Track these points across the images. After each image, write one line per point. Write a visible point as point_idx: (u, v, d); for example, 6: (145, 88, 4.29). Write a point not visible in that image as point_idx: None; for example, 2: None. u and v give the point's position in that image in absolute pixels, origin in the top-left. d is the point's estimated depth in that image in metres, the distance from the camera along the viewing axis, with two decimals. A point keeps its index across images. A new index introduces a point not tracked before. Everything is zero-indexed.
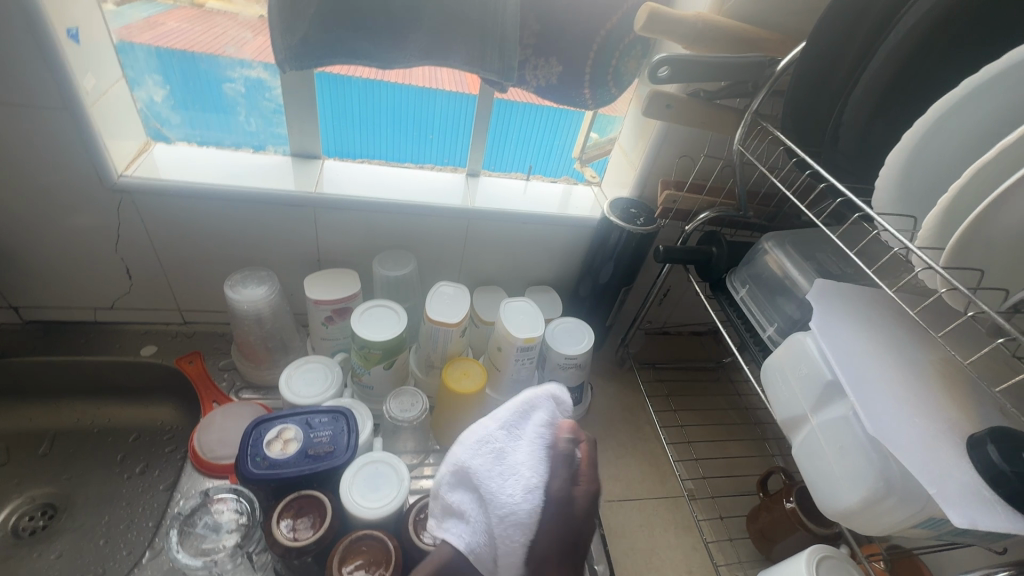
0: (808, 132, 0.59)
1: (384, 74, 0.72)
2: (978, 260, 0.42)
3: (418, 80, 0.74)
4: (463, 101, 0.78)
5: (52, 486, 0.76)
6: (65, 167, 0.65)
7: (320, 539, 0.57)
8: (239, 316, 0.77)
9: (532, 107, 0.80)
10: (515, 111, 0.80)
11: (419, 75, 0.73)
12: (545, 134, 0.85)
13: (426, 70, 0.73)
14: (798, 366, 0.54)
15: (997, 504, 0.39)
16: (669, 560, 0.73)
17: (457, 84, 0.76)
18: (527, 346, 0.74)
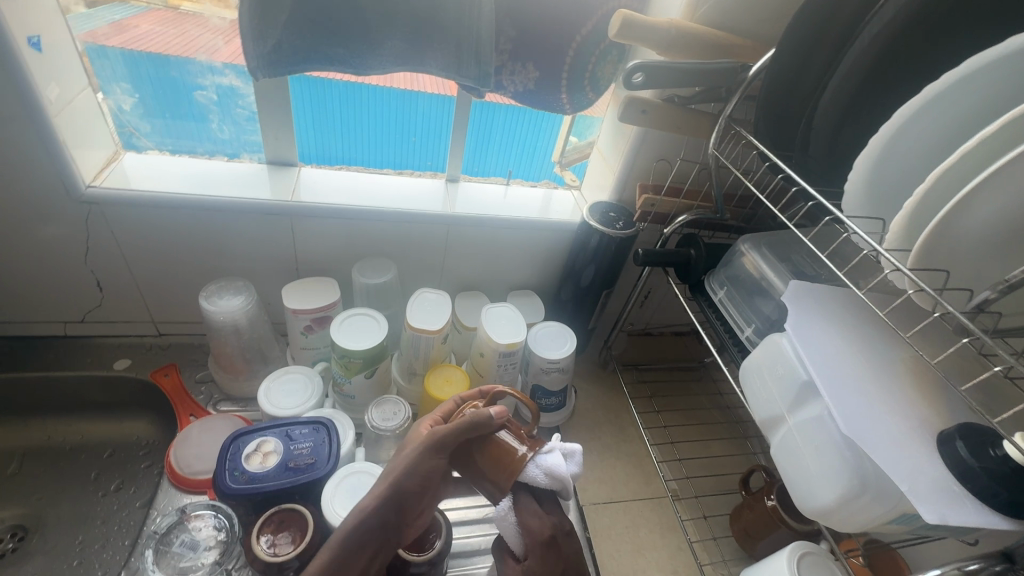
0: (781, 137, 0.60)
1: (365, 78, 0.72)
2: (944, 261, 0.43)
3: (400, 83, 0.74)
4: (443, 106, 0.78)
5: (22, 507, 0.75)
6: (30, 178, 0.63)
7: (302, 553, 0.57)
8: (215, 327, 0.75)
9: (513, 110, 0.80)
10: (497, 115, 0.80)
11: (401, 79, 0.74)
12: (526, 138, 0.85)
13: (408, 73, 0.73)
14: (774, 366, 0.55)
15: (967, 499, 0.40)
16: (654, 561, 0.73)
17: (439, 87, 0.75)
18: (509, 351, 0.74)
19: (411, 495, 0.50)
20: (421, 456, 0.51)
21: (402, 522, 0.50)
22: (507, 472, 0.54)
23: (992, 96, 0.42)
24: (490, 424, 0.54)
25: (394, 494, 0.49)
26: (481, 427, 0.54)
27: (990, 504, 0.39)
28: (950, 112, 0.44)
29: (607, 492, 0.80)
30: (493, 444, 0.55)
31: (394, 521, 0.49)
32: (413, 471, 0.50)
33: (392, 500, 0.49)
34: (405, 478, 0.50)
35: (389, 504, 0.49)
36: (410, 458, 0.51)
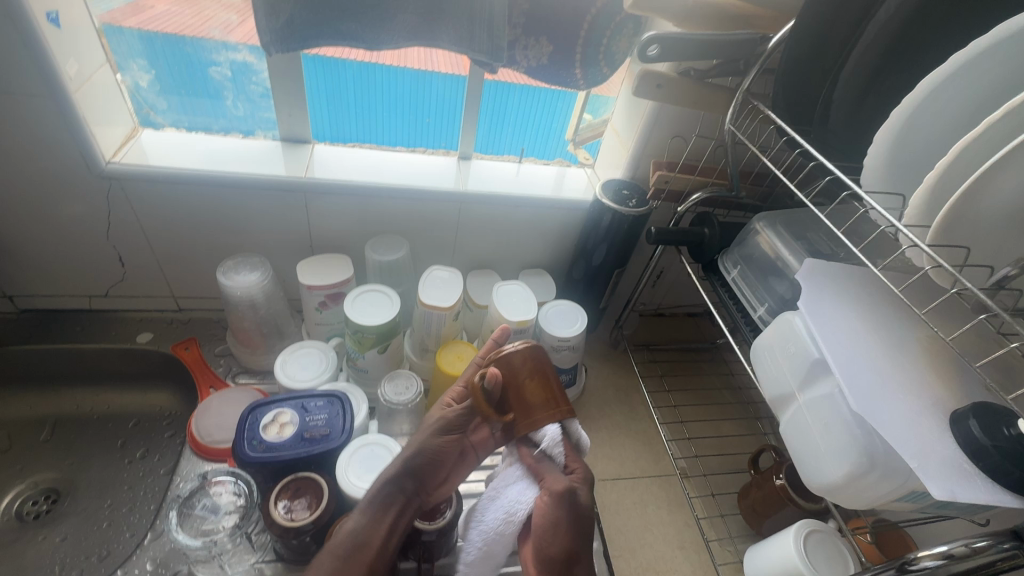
0: (800, 112, 0.59)
1: (380, 56, 0.72)
2: (965, 238, 0.42)
3: (414, 62, 0.73)
4: (458, 84, 0.77)
5: (55, 471, 0.80)
6: (52, 156, 0.65)
7: (317, 518, 0.59)
8: (233, 302, 0.76)
9: (529, 89, 0.80)
10: (512, 95, 0.80)
11: (415, 57, 0.73)
12: (541, 117, 0.85)
13: (423, 51, 0.72)
14: (786, 345, 0.54)
15: (978, 477, 0.40)
16: (660, 536, 0.75)
17: (453, 66, 0.75)
18: (520, 329, 0.75)
19: (433, 465, 0.58)
20: (432, 435, 0.58)
21: (431, 484, 0.58)
22: (546, 412, 0.55)
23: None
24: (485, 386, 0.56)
25: (410, 465, 0.57)
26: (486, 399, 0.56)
27: (1001, 483, 0.39)
28: (978, 82, 0.42)
29: (616, 468, 0.81)
30: (516, 397, 0.56)
31: (415, 484, 0.57)
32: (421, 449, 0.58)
33: (411, 469, 0.57)
34: (417, 457, 0.57)
35: (411, 474, 0.57)
36: (421, 439, 0.58)
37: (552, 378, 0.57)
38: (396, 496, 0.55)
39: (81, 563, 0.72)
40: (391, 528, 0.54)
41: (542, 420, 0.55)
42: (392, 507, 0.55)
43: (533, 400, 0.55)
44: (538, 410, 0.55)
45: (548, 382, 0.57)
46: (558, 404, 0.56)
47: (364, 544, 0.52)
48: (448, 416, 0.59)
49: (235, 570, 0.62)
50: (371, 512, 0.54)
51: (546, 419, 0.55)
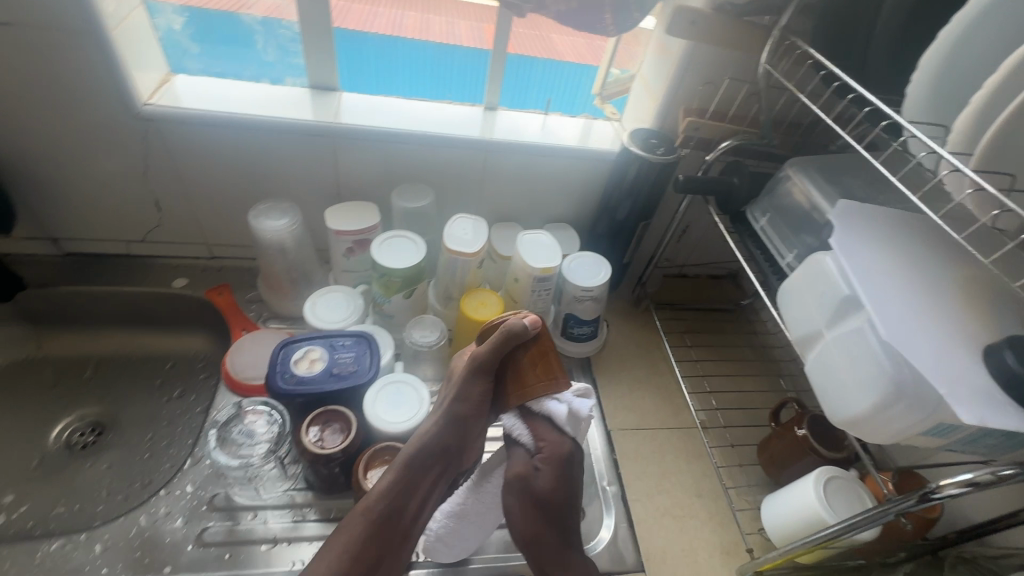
0: (840, 47, 0.57)
1: (403, 27, 0.78)
2: (1012, 165, 0.40)
3: (436, 33, 0.79)
4: (477, 55, 0.82)
5: (100, 407, 0.84)
6: (93, 98, 0.67)
7: (346, 448, 0.61)
8: (264, 246, 0.78)
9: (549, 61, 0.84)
10: (534, 68, 0.84)
11: (438, 29, 0.79)
12: (562, 76, 0.86)
13: (444, 22, 0.79)
14: (816, 284, 0.53)
15: (1008, 406, 0.39)
16: (678, 484, 0.76)
17: (474, 39, 0.80)
18: (544, 277, 0.76)
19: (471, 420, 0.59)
20: (468, 381, 0.60)
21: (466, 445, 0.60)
22: (543, 384, 0.60)
23: None
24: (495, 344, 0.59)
25: (454, 420, 0.58)
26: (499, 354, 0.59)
27: None
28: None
29: (635, 419, 0.82)
30: (524, 366, 0.60)
31: (447, 456, 0.58)
32: (463, 395, 0.59)
33: (450, 428, 0.58)
34: (456, 404, 0.59)
35: (450, 432, 0.58)
36: (459, 384, 0.59)
37: (552, 355, 0.61)
38: (433, 461, 0.56)
39: (126, 489, 0.76)
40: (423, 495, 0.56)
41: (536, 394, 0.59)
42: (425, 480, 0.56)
43: (533, 376, 0.60)
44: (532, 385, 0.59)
45: (542, 354, 0.61)
46: (550, 376, 0.60)
47: (398, 512, 0.53)
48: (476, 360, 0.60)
49: (271, 495, 0.66)
50: (408, 477, 0.55)
51: (544, 390, 0.59)
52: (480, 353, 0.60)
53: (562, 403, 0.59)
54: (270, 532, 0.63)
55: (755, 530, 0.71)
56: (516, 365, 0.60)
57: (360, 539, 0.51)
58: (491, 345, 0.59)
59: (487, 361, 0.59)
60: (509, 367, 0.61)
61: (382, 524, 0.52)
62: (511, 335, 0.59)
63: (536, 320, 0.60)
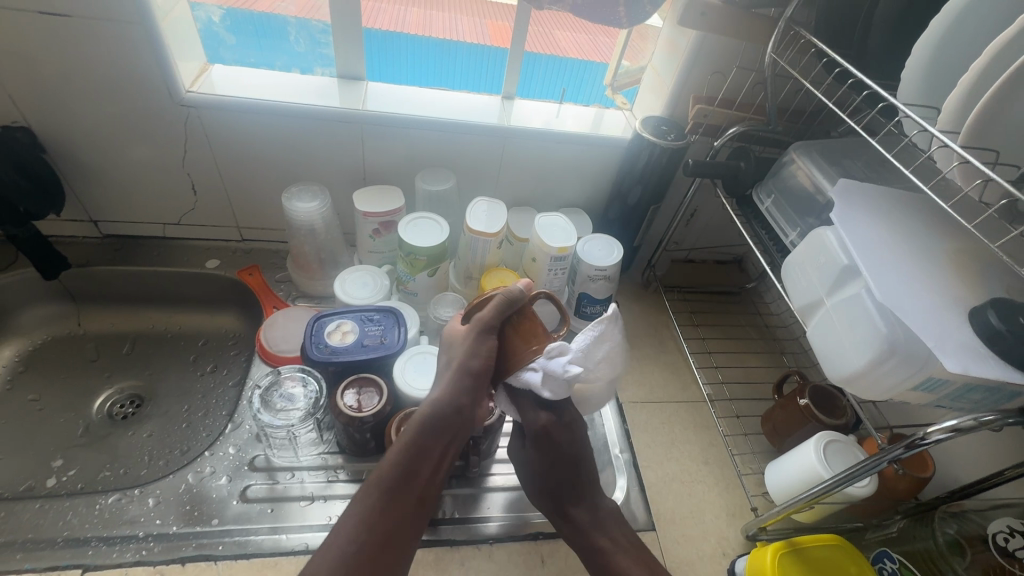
0: (841, 37, 0.61)
1: (405, 24, 0.82)
2: (996, 140, 0.45)
3: (438, 30, 0.83)
4: (484, 49, 0.85)
5: (137, 380, 0.88)
6: (140, 85, 0.72)
7: (381, 411, 0.66)
8: (295, 227, 0.83)
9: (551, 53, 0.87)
10: (539, 63, 0.87)
11: (440, 27, 0.83)
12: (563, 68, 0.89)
13: (446, 19, 0.82)
14: (817, 257, 0.58)
15: (990, 358, 0.44)
16: (686, 451, 0.80)
17: (477, 35, 0.84)
18: (560, 255, 0.80)
19: (478, 388, 0.56)
20: (472, 344, 0.56)
21: (471, 407, 0.55)
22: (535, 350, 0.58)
23: None
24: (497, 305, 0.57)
25: (459, 384, 0.55)
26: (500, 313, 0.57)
27: (1013, 362, 0.43)
28: None
29: (645, 393, 0.87)
30: (517, 331, 0.58)
31: (461, 417, 0.55)
32: (473, 355, 0.56)
33: (456, 398, 0.54)
34: (463, 373, 0.55)
35: (456, 397, 0.54)
36: (466, 347, 0.56)
37: (542, 321, 0.59)
38: (440, 429, 0.53)
39: (166, 455, 0.80)
40: (439, 456, 0.53)
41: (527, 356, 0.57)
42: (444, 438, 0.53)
43: (526, 341, 0.58)
44: (529, 347, 0.57)
45: (538, 314, 0.59)
46: (545, 334, 0.58)
47: (411, 476, 0.51)
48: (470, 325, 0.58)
49: (306, 456, 0.71)
50: (417, 444, 0.52)
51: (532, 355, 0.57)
52: (479, 316, 0.57)
53: (538, 370, 0.58)
54: (307, 491, 0.68)
55: (759, 493, 0.76)
56: (513, 328, 0.58)
57: (380, 510, 0.49)
58: (490, 310, 0.57)
59: (486, 325, 0.57)
60: (508, 329, 0.58)
61: (397, 488, 0.50)
62: (509, 301, 0.57)
63: (529, 285, 0.59)
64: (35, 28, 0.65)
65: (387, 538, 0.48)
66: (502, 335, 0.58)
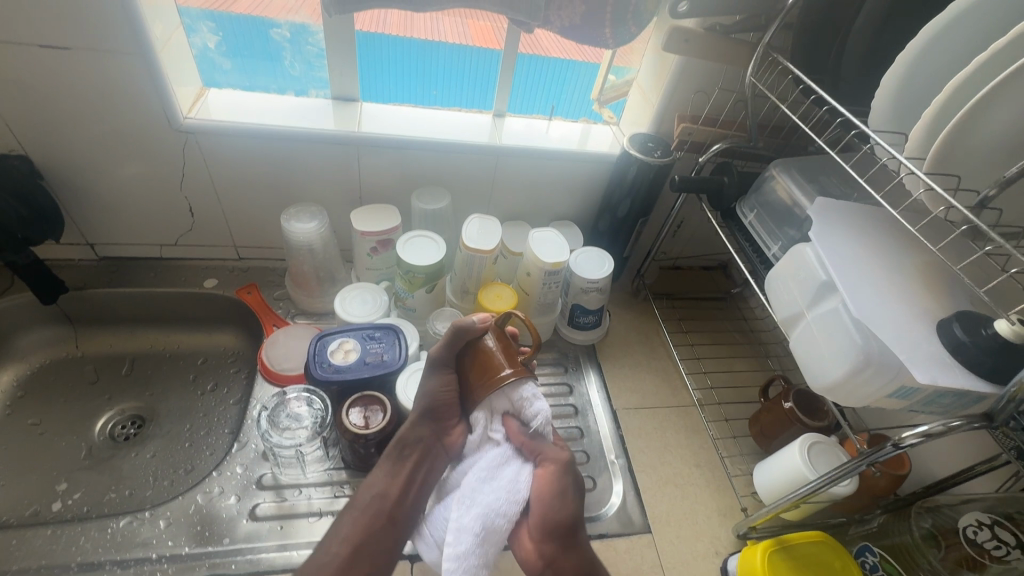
0: (815, 64, 0.65)
1: (385, 24, 0.79)
2: (958, 167, 0.48)
3: (420, 32, 0.80)
4: (465, 51, 0.83)
5: (138, 401, 0.89)
6: (138, 113, 0.73)
7: (385, 428, 0.68)
8: (294, 247, 0.85)
9: (537, 59, 0.86)
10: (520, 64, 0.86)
11: (421, 27, 0.79)
12: (552, 81, 0.90)
13: (427, 19, 0.78)
14: (797, 272, 0.61)
15: (956, 367, 0.48)
16: (679, 455, 0.84)
17: (459, 35, 0.81)
18: (554, 270, 0.83)
19: (444, 413, 0.67)
20: (430, 375, 0.67)
21: (445, 426, 0.68)
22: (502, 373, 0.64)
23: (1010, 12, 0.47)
24: (452, 333, 0.66)
25: (424, 415, 0.66)
26: (459, 338, 0.66)
27: (977, 371, 0.47)
28: (973, 30, 0.49)
29: (638, 399, 0.90)
30: (484, 353, 0.65)
31: (432, 433, 0.67)
32: (429, 391, 0.67)
33: (425, 415, 0.66)
34: (427, 400, 0.66)
35: (424, 423, 0.66)
36: (424, 379, 0.68)
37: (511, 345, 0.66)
38: (411, 448, 0.65)
39: (171, 475, 0.81)
40: (410, 477, 0.64)
41: (487, 394, 0.65)
42: (408, 459, 0.64)
43: (492, 364, 0.65)
44: (494, 374, 0.65)
45: (502, 343, 0.66)
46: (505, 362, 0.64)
47: (383, 496, 0.61)
48: (433, 356, 0.68)
49: (312, 472, 0.73)
50: (391, 462, 0.64)
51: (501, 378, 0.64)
52: (433, 351, 0.68)
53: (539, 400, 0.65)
54: (315, 506, 0.70)
55: (749, 493, 0.80)
56: (473, 358, 0.66)
57: (352, 524, 0.59)
58: (444, 342, 0.67)
59: (441, 357, 0.67)
60: (469, 358, 0.67)
61: (369, 506, 0.60)
62: (460, 331, 0.66)
63: (484, 318, 0.66)
64: (32, 61, 0.65)
65: (356, 552, 0.57)
66: (462, 367, 0.68)
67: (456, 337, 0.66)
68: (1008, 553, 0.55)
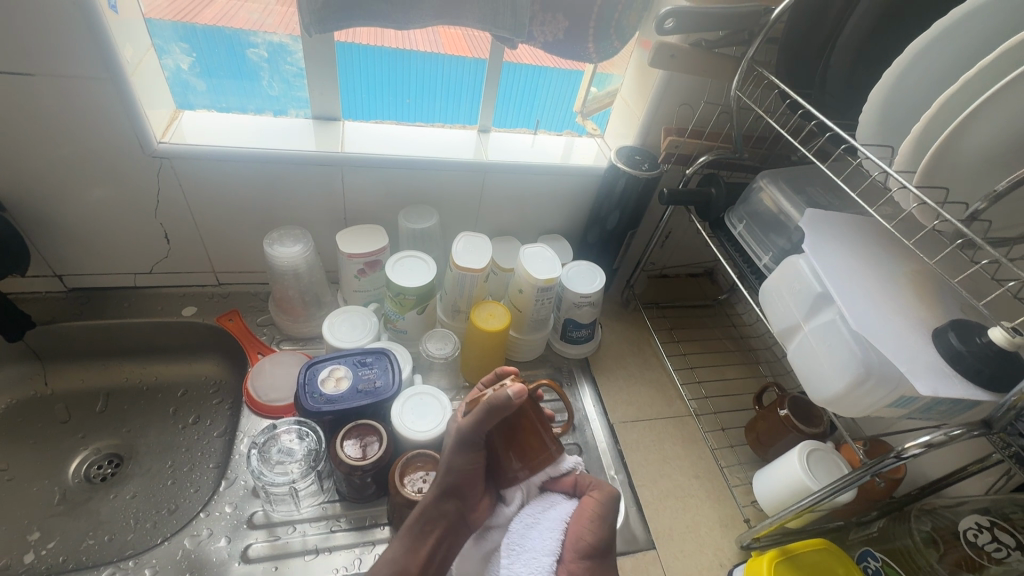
0: (799, 78, 0.66)
1: (355, 34, 0.76)
2: (946, 180, 0.49)
3: (390, 41, 0.77)
4: (437, 61, 0.81)
5: (115, 438, 0.84)
6: (108, 138, 0.69)
7: (382, 458, 0.66)
8: (278, 271, 0.82)
9: (510, 65, 0.84)
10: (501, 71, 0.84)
11: (391, 37, 0.77)
12: (525, 91, 0.89)
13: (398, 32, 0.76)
14: (792, 284, 0.62)
15: (954, 377, 0.48)
16: (678, 467, 0.83)
17: (431, 44, 0.78)
18: (546, 286, 0.82)
19: (468, 490, 0.59)
20: (457, 454, 0.59)
21: (470, 501, 0.60)
22: (540, 452, 0.60)
23: (990, 29, 0.48)
24: (486, 408, 0.56)
25: (447, 491, 0.58)
26: (494, 414, 0.56)
27: (975, 381, 0.47)
28: (954, 46, 0.50)
29: (634, 412, 0.90)
30: (518, 432, 0.59)
31: (456, 506, 0.59)
32: (453, 468, 0.59)
33: (449, 491, 0.58)
34: (450, 477, 0.58)
35: (447, 498, 0.58)
36: (449, 456, 0.59)
37: (547, 422, 0.60)
38: (437, 519, 0.57)
39: (153, 516, 0.77)
40: (432, 552, 0.56)
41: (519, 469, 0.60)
42: (434, 532, 0.57)
43: (529, 444, 0.59)
44: (529, 452, 0.60)
45: (535, 419, 0.59)
46: (541, 442, 0.59)
47: (404, 573, 0.53)
48: (461, 432, 0.59)
49: (305, 508, 0.70)
50: (412, 537, 0.56)
51: (541, 458, 0.60)
52: (463, 426, 0.58)
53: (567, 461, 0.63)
54: (310, 543, 0.67)
55: (749, 502, 0.80)
56: (507, 435, 0.59)
57: None
58: (474, 419, 0.57)
59: (470, 435, 0.58)
60: (498, 430, 0.60)
61: None
62: (496, 408, 0.56)
63: (520, 390, 0.56)
64: None
65: None
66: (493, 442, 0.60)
67: (493, 410, 0.56)
68: (1008, 555, 0.56)
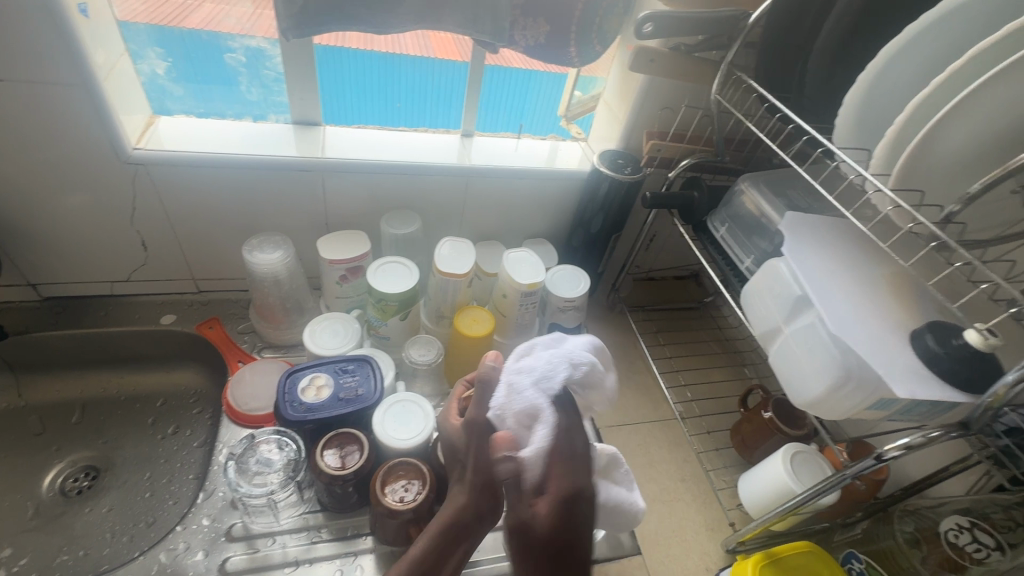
0: (777, 82, 0.66)
1: (345, 39, 0.76)
2: (921, 183, 0.50)
3: (382, 45, 0.77)
4: (426, 65, 0.81)
5: (91, 450, 0.83)
6: (80, 144, 0.68)
7: (363, 468, 0.65)
8: (258, 278, 0.81)
9: (500, 69, 0.84)
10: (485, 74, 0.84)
11: (383, 41, 0.77)
12: (516, 94, 0.89)
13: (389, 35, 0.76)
14: (773, 286, 0.62)
15: (932, 379, 0.48)
16: (664, 472, 0.83)
17: (422, 48, 0.79)
18: (530, 291, 0.81)
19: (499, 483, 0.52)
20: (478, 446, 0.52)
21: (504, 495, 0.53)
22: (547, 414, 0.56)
23: (961, 34, 0.48)
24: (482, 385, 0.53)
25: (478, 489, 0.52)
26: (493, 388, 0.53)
27: (952, 383, 0.47)
28: (927, 50, 0.50)
29: (620, 416, 0.89)
30: None
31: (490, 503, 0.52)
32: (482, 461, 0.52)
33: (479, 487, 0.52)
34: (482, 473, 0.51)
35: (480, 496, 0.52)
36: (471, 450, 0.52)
37: None
38: (472, 523, 0.51)
39: (130, 530, 0.75)
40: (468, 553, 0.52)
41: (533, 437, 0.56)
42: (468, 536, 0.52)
43: None
44: None
45: None
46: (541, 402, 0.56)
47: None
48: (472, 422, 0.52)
49: (286, 519, 0.69)
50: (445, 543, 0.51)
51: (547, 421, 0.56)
52: (472, 414, 0.52)
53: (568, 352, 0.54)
54: (290, 555, 0.66)
55: (735, 505, 0.80)
56: None
57: None
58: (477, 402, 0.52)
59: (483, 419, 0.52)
60: None
61: None
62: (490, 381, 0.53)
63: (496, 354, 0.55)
64: None
65: None
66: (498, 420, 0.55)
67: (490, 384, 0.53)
68: (988, 555, 0.56)
